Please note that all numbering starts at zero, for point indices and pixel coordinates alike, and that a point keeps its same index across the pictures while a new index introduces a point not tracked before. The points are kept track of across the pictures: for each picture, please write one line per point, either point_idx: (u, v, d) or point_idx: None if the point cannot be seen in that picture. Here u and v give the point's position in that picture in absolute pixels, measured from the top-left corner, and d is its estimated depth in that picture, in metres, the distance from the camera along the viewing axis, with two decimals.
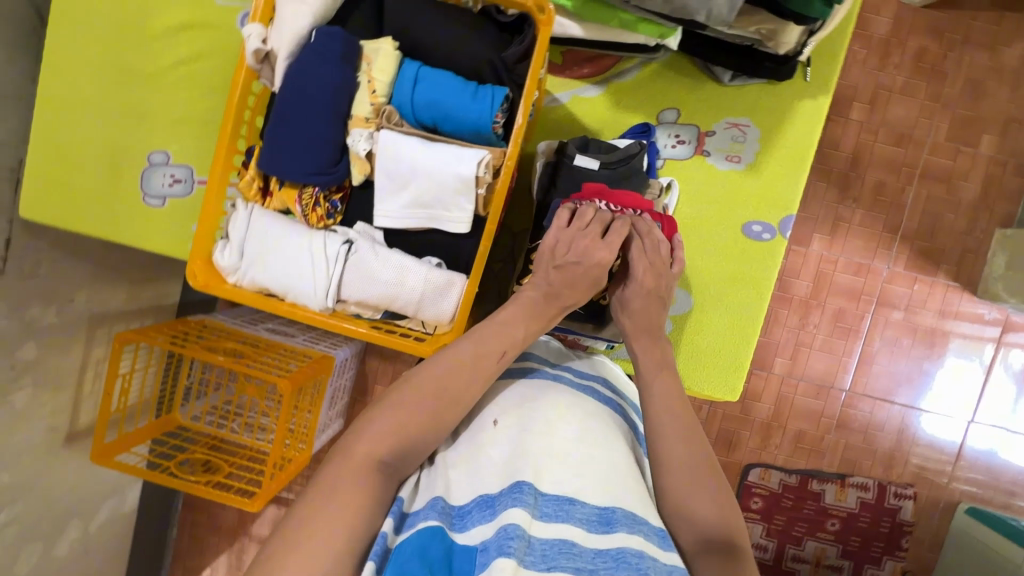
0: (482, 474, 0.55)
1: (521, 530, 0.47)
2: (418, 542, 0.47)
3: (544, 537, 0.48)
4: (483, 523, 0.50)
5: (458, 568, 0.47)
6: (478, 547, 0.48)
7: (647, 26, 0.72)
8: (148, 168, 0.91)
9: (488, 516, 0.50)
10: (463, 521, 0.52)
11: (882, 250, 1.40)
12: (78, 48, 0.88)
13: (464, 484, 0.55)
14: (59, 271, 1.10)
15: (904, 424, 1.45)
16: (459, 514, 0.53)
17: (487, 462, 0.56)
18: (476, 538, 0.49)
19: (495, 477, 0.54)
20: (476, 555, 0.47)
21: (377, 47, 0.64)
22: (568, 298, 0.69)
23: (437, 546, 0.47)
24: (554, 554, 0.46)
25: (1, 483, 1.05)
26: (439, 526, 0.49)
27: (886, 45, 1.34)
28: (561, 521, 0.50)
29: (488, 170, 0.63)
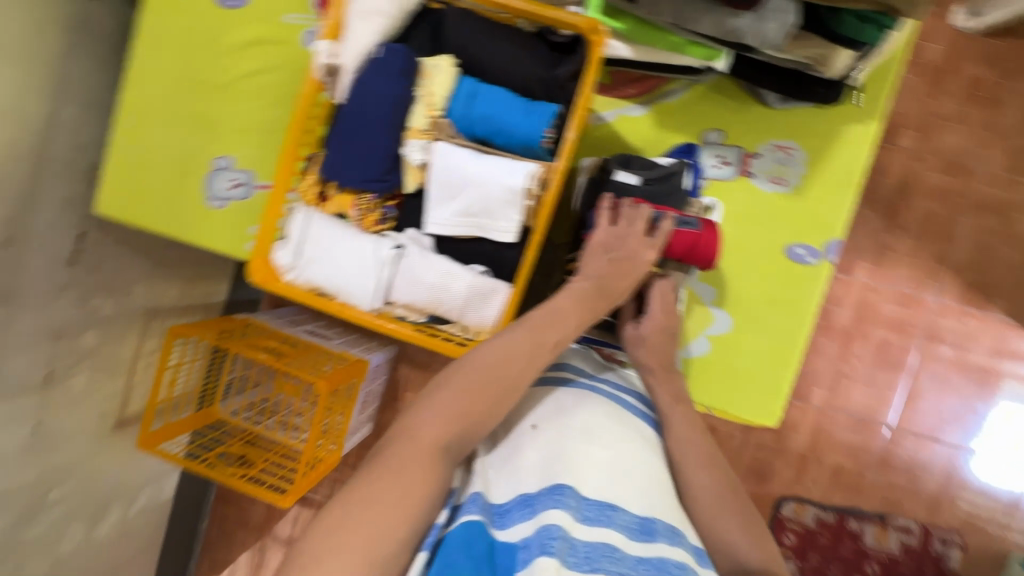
0: (522, 474, 0.59)
1: (562, 532, 0.51)
2: (464, 536, 0.51)
3: (586, 540, 0.52)
4: (524, 521, 0.54)
5: (502, 563, 0.52)
6: (519, 544, 0.52)
7: (695, 49, 0.73)
8: (212, 172, 0.97)
9: (529, 514, 0.54)
10: (503, 519, 0.56)
11: (931, 282, 1.36)
12: (158, 60, 0.96)
13: (504, 483, 0.59)
14: (121, 266, 1.18)
15: (952, 466, 1.37)
16: (499, 511, 0.57)
17: (525, 462, 0.60)
18: (518, 535, 0.53)
19: (533, 477, 0.58)
20: (518, 551, 0.52)
21: (436, 64, 0.67)
22: (612, 296, 0.70)
23: (482, 540, 0.52)
24: (597, 556, 0.51)
25: (56, 462, 1.11)
26: (479, 520, 0.53)
27: (939, 73, 1.31)
28: (603, 525, 0.53)
29: (537, 182, 0.66)
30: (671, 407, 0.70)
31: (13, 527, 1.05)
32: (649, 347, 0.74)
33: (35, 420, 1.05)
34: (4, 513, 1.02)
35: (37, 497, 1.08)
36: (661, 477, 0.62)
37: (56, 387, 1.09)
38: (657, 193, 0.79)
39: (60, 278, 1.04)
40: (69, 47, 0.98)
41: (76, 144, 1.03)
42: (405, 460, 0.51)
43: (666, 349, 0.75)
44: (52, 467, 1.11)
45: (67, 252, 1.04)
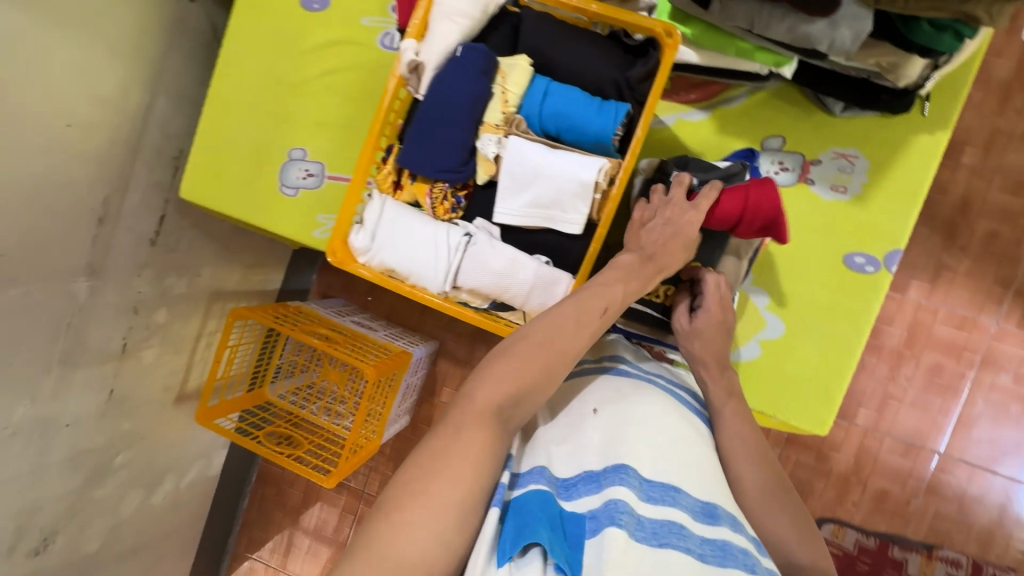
0: (584, 454, 0.62)
1: (629, 507, 0.53)
2: (537, 501, 0.55)
3: (653, 517, 0.53)
4: (589, 494, 0.57)
5: (570, 531, 0.54)
6: (586, 514, 0.55)
7: (763, 55, 0.75)
8: (287, 162, 1.04)
9: (594, 488, 0.57)
10: (569, 491, 0.59)
11: (990, 305, 1.31)
12: (244, 57, 1.03)
13: (567, 459, 0.63)
14: (193, 249, 1.26)
15: (1006, 500, 1.32)
16: (564, 484, 0.60)
17: (587, 442, 0.63)
18: (584, 506, 0.56)
19: (597, 456, 0.61)
20: (585, 521, 0.54)
21: (514, 63, 0.72)
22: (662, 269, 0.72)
23: (552, 506, 0.55)
24: (665, 532, 0.52)
25: (124, 428, 1.19)
26: (547, 489, 0.58)
27: (1008, 90, 1.27)
28: (668, 505, 0.55)
29: (605, 176, 0.69)
30: (725, 402, 0.72)
31: (84, 486, 1.12)
32: (704, 341, 0.76)
33: (110, 387, 1.12)
34: (78, 472, 1.10)
35: (106, 459, 1.16)
36: (716, 467, 0.64)
37: (130, 358, 1.16)
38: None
39: (142, 256, 1.12)
40: (165, 43, 1.06)
41: (164, 132, 1.12)
42: (464, 424, 0.54)
43: (720, 348, 0.76)
44: (121, 432, 1.18)
45: (149, 232, 1.12)
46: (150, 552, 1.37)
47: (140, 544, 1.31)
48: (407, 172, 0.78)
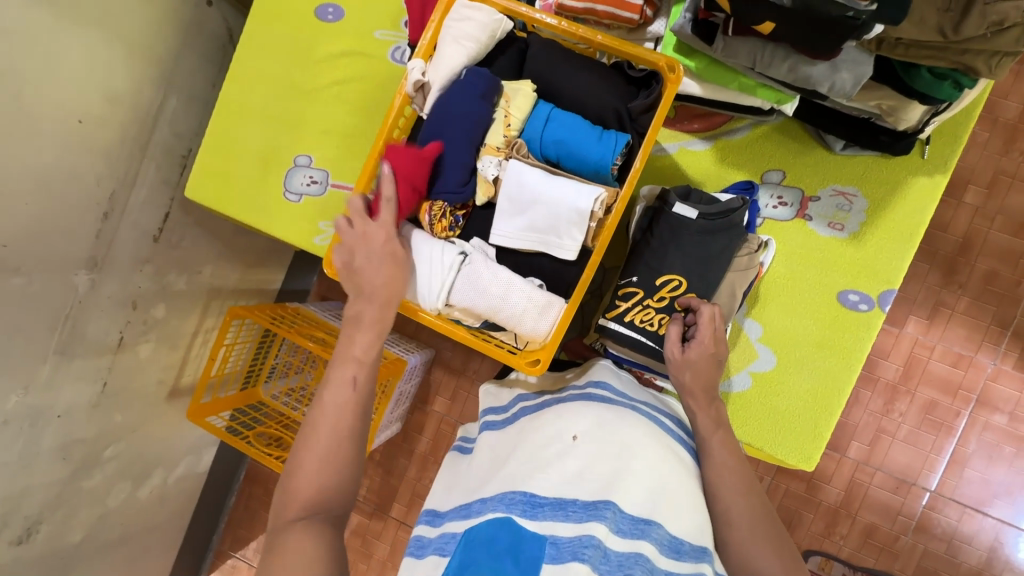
0: (557, 480, 0.63)
1: (597, 541, 0.55)
2: (489, 532, 0.60)
3: (620, 550, 0.56)
4: (556, 520, 0.59)
5: (528, 553, 0.57)
6: (546, 537, 0.58)
7: (765, 91, 0.76)
8: (292, 168, 1.05)
9: (562, 517, 0.59)
10: (534, 511, 0.60)
11: (987, 344, 1.31)
12: (255, 62, 1.05)
13: (537, 478, 0.63)
14: (196, 246, 1.27)
15: (996, 541, 1.31)
16: (531, 502, 0.61)
17: (562, 469, 0.64)
18: (548, 529, 0.58)
19: (570, 482, 0.62)
20: (545, 545, 0.57)
21: (518, 89, 0.73)
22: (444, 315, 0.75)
23: (504, 535, 0.59)
24: (629, 564, 0.55)
25: (114, 421, 1.19)
26: (506, 516, 0.61)
27: (1012, 132, 1.28)
28: (637, 537, 0.58)
29: (602, 206, 0.70)
30: (712, 430, 0.74)
31: (72, 477, 1.12)
32: (694, 371, 0.76)
33: (103, 379, 1.13)
34: (66, 462, 1.10)
35: (94, 451, 1.16)
36: (694, 497, 0.65)
37: (126, 351, 1.17)
38: (716, 227, 0.79)
39: (144, 251, 1.13)
40: (180, 44, 1.08)
41: (174, 131, 1.13)
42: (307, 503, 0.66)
43: (709, 378, 0.76)
44: (111, 425, 1.19)
45: (152, 228, 1.13)
46: (133, 546, 1.36)
47: (123, 537, 1.31)
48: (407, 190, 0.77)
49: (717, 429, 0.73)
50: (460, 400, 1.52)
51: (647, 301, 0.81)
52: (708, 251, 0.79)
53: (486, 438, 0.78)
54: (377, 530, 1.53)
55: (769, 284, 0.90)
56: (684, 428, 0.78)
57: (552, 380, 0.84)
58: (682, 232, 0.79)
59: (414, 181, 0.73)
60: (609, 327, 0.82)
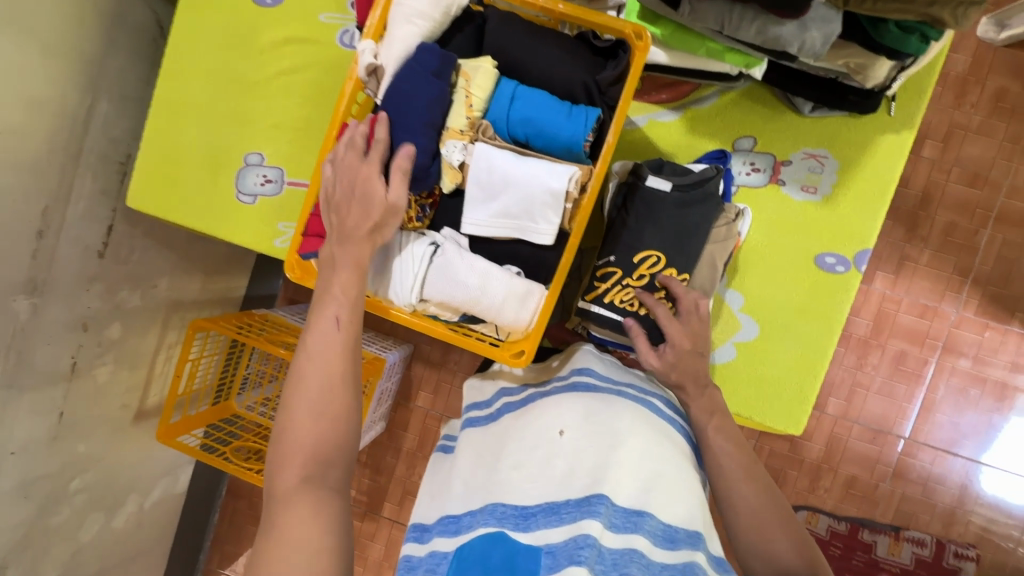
0: (550, 481, 0.63)
1: (593, 539, 0.54)
2: (479, 549, 0.59)
3: (615, 547, 0.55)
4: (549, 527, 0.58)
5: (522, 565, 0.56)
6: (542, 548, 0.57)
7: (733, 56, 0.74)
8: (243, 168, 0.98)
9: (555, 521, 0.58)
10: (527, 522, 0.60)
11: (950, 294, 1.35)
12: (192, 56, 0.97)
13: (527, 486, 0.63)
14: (148, 258, 1.19)
15: (967, 479, 1.37)
16: (522, 513, 0.61)
17: (552, 467, 0.64)
18: (542, 539, 0.58)
19: (560, 481, 0.62)
20: (540, 556, 0.56)
21: (478, 66, 0.69)
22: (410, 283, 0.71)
23: (497, 551, 0.58)
24: (625, 562, 0.54)
25: (78, 451, 1.12)
26: (496, 531, 0.60)
27: (963, 84, 1.31)
28: (631, 531, 0.57)
29: (577, 185, 0.66)
30: (708, 419, 0.75)
31: (37, 516, 1.05)
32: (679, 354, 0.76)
33: (59, 410, 1.05)
34: (29, 501, 1.02)
35: (59, 486, 1.08)
36: (687, 481, 0.64)
37: (82, 377, 1.09)
38: (692, 198, 0.77)
39: (89, 268, 1.04)
40: (105, 41, 0.98)
41: (109, 136, 1.04)
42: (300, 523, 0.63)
43: (694, 354, 0.77)
44: (75, 456, 1.11)
45: (96, 243, 1.05)
46: None
47: (101, 570, 1.24)
48: None
49: (713, 414, 0.75)
50: (443, 393, 1.48)
51: (626, 280, 0.79)
52: (684, 225, 0.78)
53: (470, 435, 0.77)
54: (369, 532, 1.50)
55: (745, 253, 0.89)
56: (685, 419, 0.79)
57: (538, 371, 0.81)
58: (658, 206, 0.77)
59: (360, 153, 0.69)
60: (589, 309, 0.80)
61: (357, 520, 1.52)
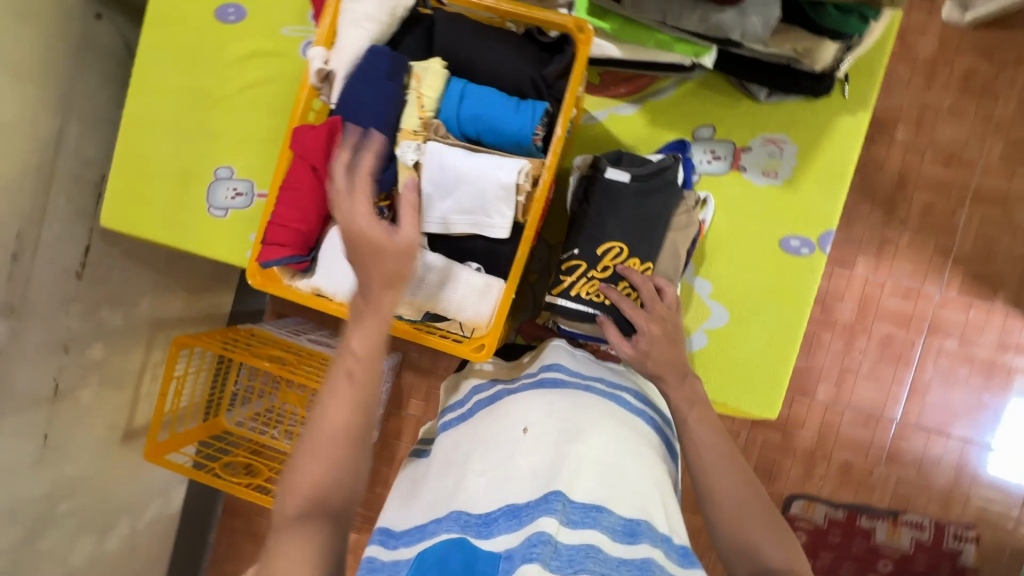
0: (512, 483, 0.62)
1: (548, 536, 0.54)
2: (438, 554, 0.58)
3: (571, 544, 0.55)
4: (509, 531, 0.58)
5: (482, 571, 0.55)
6: (502, 554, 0.56)
7: (682, 46, 0.75)
8: (214, 182, 0.99)
9: (515, 525, 0.58)
10: (489, 528, 0.60)
11: (933, 275, 1.35)
12: (160, 76, 0.99)
13: (488, 490, 0.63)
14: (129, 277, 1.19)
15: (963, 460, 1.35)
16: (484, 521, 0.61)
17: (514, 468, 0.63)
18: (501, 545, 0.57)
19: (521, 481, 0.62)
20: (499, 561, 0.56)
21: (427, 66, 0.70)
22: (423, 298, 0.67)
23: (457, 556, 0.57)
24: (580, 558, 0.54)
25: (64, 474, 1.11)
26: (460, 536, 0.60)
27: (932, 67, 1.32)
28: (588, 527, 0.56)
29: (527, 178, 0.69)
30: (688, 409, 0.71)
31: (24, 540, 1.04)
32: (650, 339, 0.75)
33: (43, 432, 1.06)
34: (16, 525, 1.02)
35: (45, 509, 1.08)
36: (648, 471, 0.64)
37: (65, 399, 1.09)
38: (652, 185, 0.78)
39: (67, 290, 1.05)
40: (74, 63, 0.99)
41: (83, 158, 1.05)
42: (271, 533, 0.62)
43: (665, 341, 0.75)
44: (62, 478, 1.11)
45: (73, 264, 1.06)
46: None
47: None
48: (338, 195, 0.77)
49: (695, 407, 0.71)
50: (433, 400, 1.48)
51: (591, 272, 0.80)
52: (645, 213, 0.78)
53: (443, 439, 0.76)
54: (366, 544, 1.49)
55: (711, 240, 0.90)
56: (660, 414, 0.78)
57: (509, 368, 0.82)
58: (618, 194, 0.78)
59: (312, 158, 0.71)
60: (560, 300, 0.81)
61: (353, 531, 1.51)
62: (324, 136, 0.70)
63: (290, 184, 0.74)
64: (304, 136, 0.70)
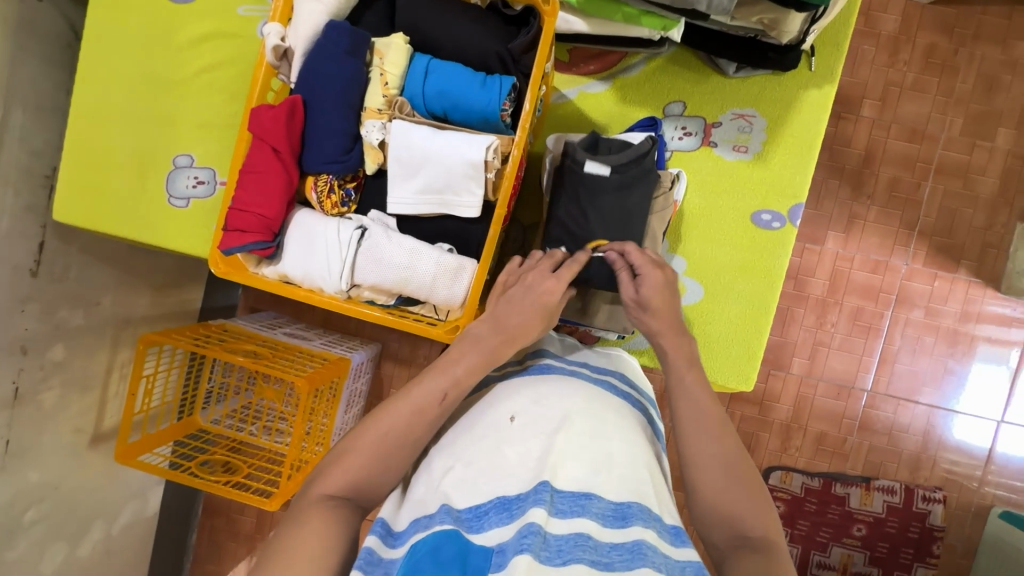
0: (500, 471, 0.58)
1: (538, 527, 0.51)
2: (430, 544, 0.52)
3: (561, 534, 0.52)
4: (500, 524, 0.54)
5: (474, 565, 0.51)
6: (494, 548, 0.52)
7: (649, 19, 0.75)
8: (173, 171, 0.95)
9: (506, 518, 0.54)
10: (479, 522, 0.55)
11: (899, 247, 1.38)
12: (109, 60, 0.94)
13: (478, 481, 0.58)
14: (88, 274, 1.14)
15: (930, 425, 1.40)
16: (475, 513, 0.56)
17: (503, 458, 0.60)
18: (493, 539, 0.53)
19: (510, 471, 0.58)
20: (491, 555, 0.52)
21: (389, 43, 0.71)
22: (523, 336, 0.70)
23: (450, 545, 0.52)
24: (569, 547, 0.51)
25: (30, 481, 1.06)
26: (453, 528, 0.54)
27: (895, 43, 1.34)
28: (578, 516, 0.54)
29: (496, 154, 0.69)
30: (685, 369, 0.69)
31: None
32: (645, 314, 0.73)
33: (4, 438, 1.00)
34: None
35: (12, 519, 1.03)
36: (636, 454, 0.62)
37: (26, 403, 1.04)
38: (630, 176, 0.78)
39: (21, 288, 1.00)
40: (14, 48, 0.93)
41: (29, 150, 1.00)
42: None
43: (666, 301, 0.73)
44: (27, 485, 1.06)
45: (26, 262, 1.00)
46: None
47: None
48: (304, 176, 0.76)
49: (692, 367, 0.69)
50: None
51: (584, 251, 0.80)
52: (624, 206, 0.79)
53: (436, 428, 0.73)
54: None
55: (686, 217, 0.91)
56: (643, 394, 0.77)
57: None
58: (595, 186, 0.78)
59: (273, 141, 0.70)
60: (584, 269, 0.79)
61: None
62: (284, 115, 0.69)
63: (247, 168, 0.71)
64: (262, 116, 0.69)
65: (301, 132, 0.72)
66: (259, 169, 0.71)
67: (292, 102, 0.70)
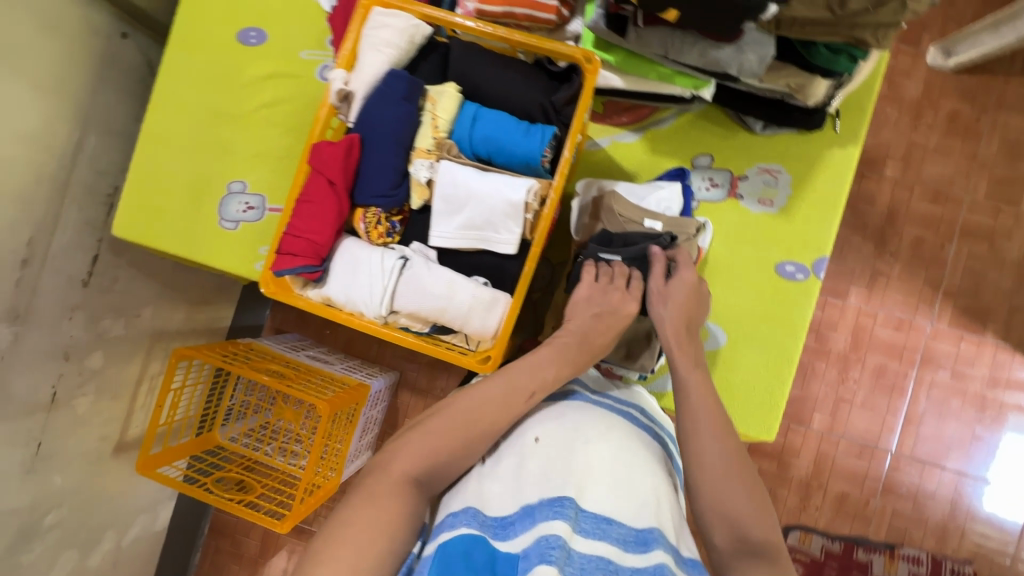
0: (525, 484, 0.60)
1: (562, 541, 0.52)
2: (460, 547, 0.53)
3: (583, 552, 0.52)
4: (524, 531, 0.54)
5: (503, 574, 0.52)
6: (520, 553, 0.53)
7: (682, 79, 0.80)
8: (226, 196, 1.02)
9: (529, 524, 0.55)
10: (505, 531, 0.56)
11: (924, 306, 1.37)
12: (180, 92, 1.02)
13: (505, 495, 0.60)
14: (132, 287, 1.20)
15: (958, 493, 1.35)
16: (500, 523, 0.57)
17: (527, 474, 0.61)
18: (519, 545, 0.53)
19: (534, 484, 0.59)
20: (518, 560, 0.52)
21: (442, 91, 0.77)
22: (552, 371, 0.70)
23: (479, 552, 0.53)
24: (592, 567, 0.51)
25: (54, 485, 1.08)
26: (479, 534, 0.55)
27: (918, 108, 1.38)
28: (599, 538, 0.54)
29: (535, 197, 0.73)
30: (690, 369, 0.72)
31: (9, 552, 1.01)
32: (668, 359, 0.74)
33: (37, 441, 1.03)
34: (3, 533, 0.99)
35: (33, 521, 1.05)
36: (656, 484, 0.63)
37: (61, 408, 1.07)
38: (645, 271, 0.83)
39: (71, 297, 1.05)
40: (96, 78, 1.03)
41: (95, 168, 1.07)
42: None
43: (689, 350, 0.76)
44: (50, 489, 1.08)
45: (80, 272, 1.07)
46: None
47: None
48: (355, 208, 0.81)
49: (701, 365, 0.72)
50: None
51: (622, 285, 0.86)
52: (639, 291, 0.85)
53: None
54: None
55: (712, 264, 0.93)
56: (663, 429, 0.78)
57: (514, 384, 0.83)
58: None
59: (330, 174, 0.75)
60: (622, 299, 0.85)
61: None
62: (342, 151, 0.75)
63: (304, 197, 0.77)
64: (321, 149, 0.75)
65: (357, 166, 0.78)
66: (314, 198, 0.76)
67: (350, 139, 0.76)
